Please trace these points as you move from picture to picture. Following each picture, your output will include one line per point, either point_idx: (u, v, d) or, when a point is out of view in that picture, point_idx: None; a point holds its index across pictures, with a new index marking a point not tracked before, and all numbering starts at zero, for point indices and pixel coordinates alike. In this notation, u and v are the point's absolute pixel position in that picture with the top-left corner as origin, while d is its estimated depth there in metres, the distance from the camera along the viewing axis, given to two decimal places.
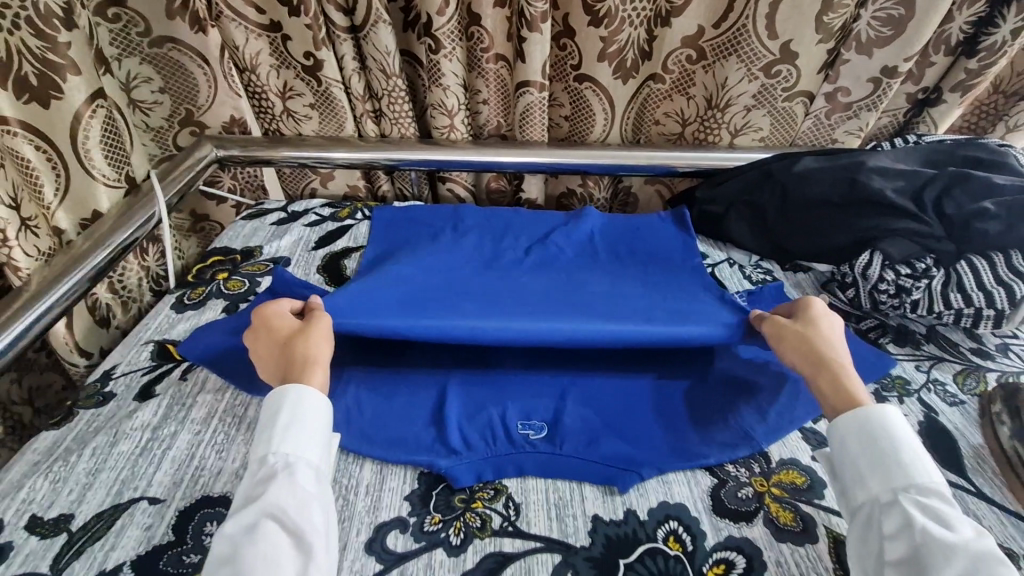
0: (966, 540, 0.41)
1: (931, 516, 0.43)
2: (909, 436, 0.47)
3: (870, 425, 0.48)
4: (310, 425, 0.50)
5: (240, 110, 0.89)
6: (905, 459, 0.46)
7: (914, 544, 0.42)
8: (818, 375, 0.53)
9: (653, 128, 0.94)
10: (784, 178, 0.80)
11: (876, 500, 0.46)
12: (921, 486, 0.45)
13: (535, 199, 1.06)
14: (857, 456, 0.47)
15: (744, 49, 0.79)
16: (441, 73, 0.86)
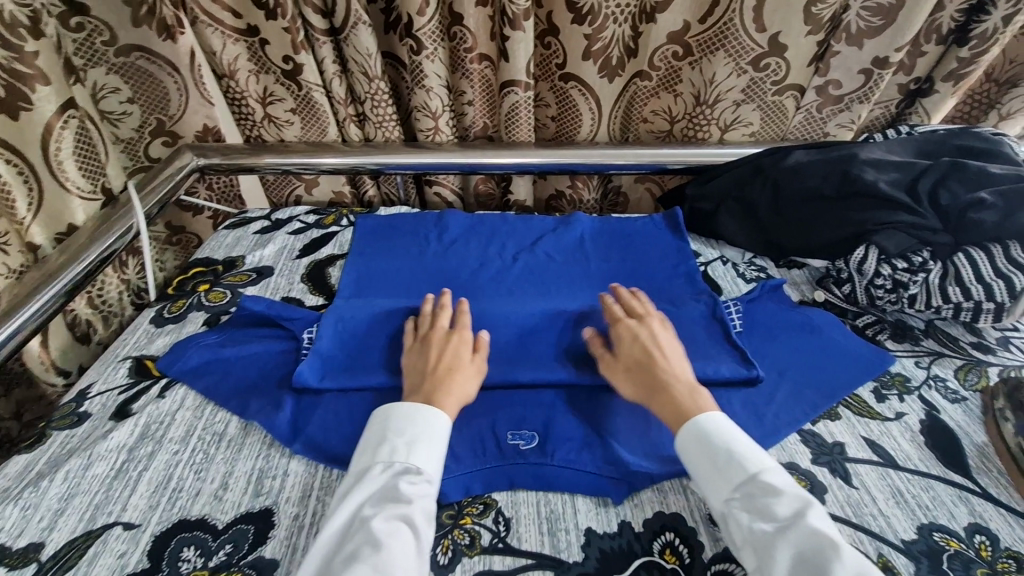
0: (791, 524, 0.43)
1: (757, 512, 0.45)
2: (728, 432, 0.51)
3: (695, 431, 0.51)
4: (440, 441, 0.52)
5: (213, 118, 0.88)
6: (730, 459, 0.49)
7: (752, 545, 0.44)
8: (652, 401, 0.55)
9: (641, 126, 0.93)
10: (775, 173, 0.79)
11: (717, 508, 0.48)
12: (748, 482, 0.47)
13: (524, 201, 1.03)
14: (694, 468, 0.50)
15: (732, 43, 0.78)
16: (423, 73, 0.85)
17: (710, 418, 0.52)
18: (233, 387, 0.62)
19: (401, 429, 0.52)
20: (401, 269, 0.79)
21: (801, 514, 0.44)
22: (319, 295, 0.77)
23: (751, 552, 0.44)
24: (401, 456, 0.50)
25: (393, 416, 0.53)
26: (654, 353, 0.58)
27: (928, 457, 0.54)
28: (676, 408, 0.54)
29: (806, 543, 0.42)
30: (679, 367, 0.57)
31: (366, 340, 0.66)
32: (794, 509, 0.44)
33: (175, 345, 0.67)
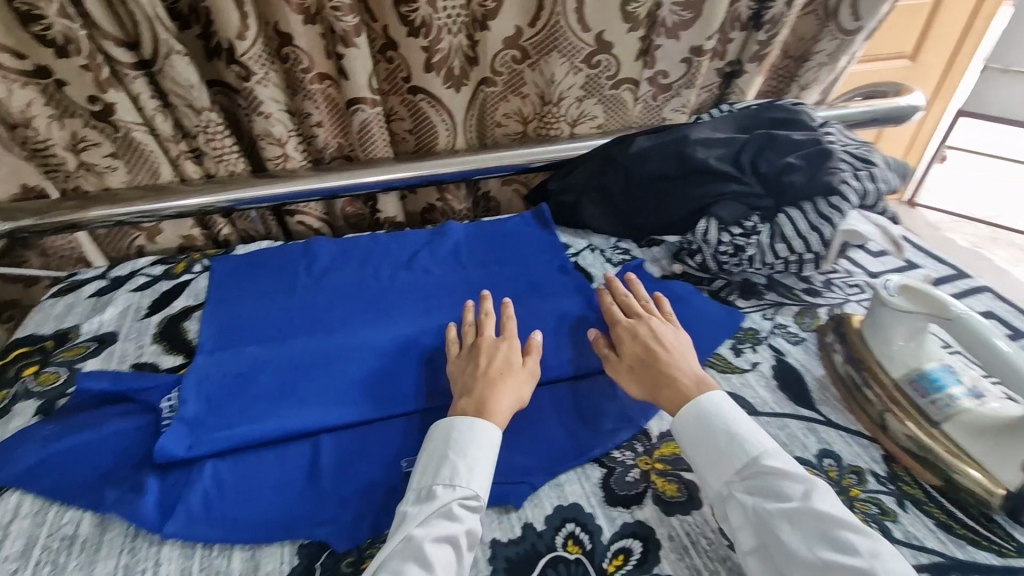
0: (797, 506, 0.45)
1: (763, 494, 0.47)
2: (728, 413, 0.52)
3: (696, 413, 0.53)
4: (489, 461, 0.51)
5: (30, 177, 0.80)
6: (737, 439, 0.50)
7: (752, 522, 0.46)
8: (658, 395, 0.57)
9: (496, 130, 0.94)
10: (623, 160, 0.84)
11: (717, 490, 0.50)
12: (750, 465, 0.49)
13: (395, 217, 1.01)
14: (695, 455, 0.51)
15: (564, 45, 0.82)
16: (258, 100, 0.80)
17: (710, 400, 0.54)
18: (84, 479, 0.54)
19: (462, 445, 0.51)
20: (267, 310, 0.74)
21: (810, 496, 0.45)
22: (177, 355, 0.70)
23: (751, 532, 0.46)
24: (454, 475, 0.49)
25: (456, 430, 0.52)
26: (657, 347, 0.60)
27: (781, 399, 0.61)
28: (675, 394, 0.56)
29: (814, 520, 0.44)
30: (679, 362, 0.59)
31: (236, 398, 0.61)
32: (800, 491, 0.46)
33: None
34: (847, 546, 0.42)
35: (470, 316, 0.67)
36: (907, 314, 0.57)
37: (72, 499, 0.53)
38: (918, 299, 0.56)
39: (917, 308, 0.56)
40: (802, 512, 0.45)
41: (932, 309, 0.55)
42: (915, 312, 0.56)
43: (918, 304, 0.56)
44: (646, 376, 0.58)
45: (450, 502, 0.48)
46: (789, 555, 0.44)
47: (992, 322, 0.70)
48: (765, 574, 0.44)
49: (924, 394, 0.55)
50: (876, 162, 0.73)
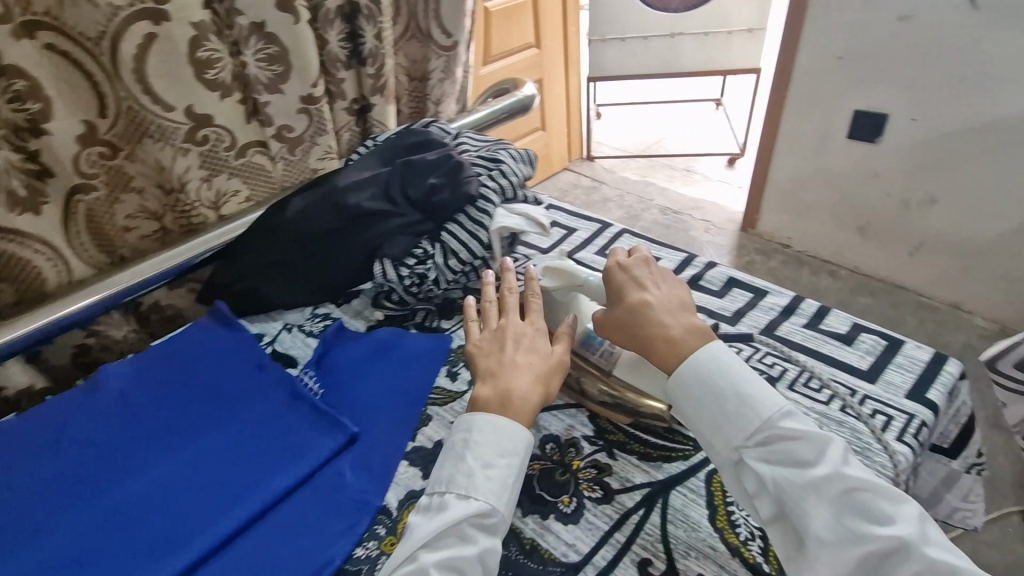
0: (822, 475, 0.45)
1: (781, 460, 0.47)
2: (733, 374, 0.51)
3: (704, 369, 0.52)
4: (512, 451, 0.51)
5: None
6: (745, 406, 0.49)
7: (777, 496, 0.47)
8: (655, 357, 0.54)
9: (127, 237, 0.79)
10: (284, 228, 0.79)
11: (728, 459, 0.50)
12: (765, 430, 0.49)
13: (31, 382, 0.78)
14: (699, 421, 0.51)
15: (152, 128, 0.72)
16: None
17: (712, 355, 0.52)
18: None
19: (484, 444, 0.51)
20: None
21: (828, 463, 0.46)
22: None
23: (772, 500, 0.48)
24: (472, 484, 0.49)
25: (482, 422, 0.52)
26: (647, 303, 0.56)
27: None
28: (665, 354, 0.54)
29: (836, 493, 0.45)
30: (668, 310, 0.56)
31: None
32: (822, 456, 0.47)
33: None
34: (866, 515, 0.44)
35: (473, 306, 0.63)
36: (560, 290, 0.66)
37: None
38: (561, 273, 0.66)
39: (562, 282, 0.66)
40: (827, 482, 0.45)
41: (571, 278, 0.65)
42: (564, 287, 0.66)
43: (562, 277, 0.66)
44: (637, 339, 0.56)
45: (470, 510, 0.48)
46: (816, 528, 0.45)
47: None
48: (790, 541, 0.47)
49: (591, 349, 0.62)
50: (502, 160, 0.82)
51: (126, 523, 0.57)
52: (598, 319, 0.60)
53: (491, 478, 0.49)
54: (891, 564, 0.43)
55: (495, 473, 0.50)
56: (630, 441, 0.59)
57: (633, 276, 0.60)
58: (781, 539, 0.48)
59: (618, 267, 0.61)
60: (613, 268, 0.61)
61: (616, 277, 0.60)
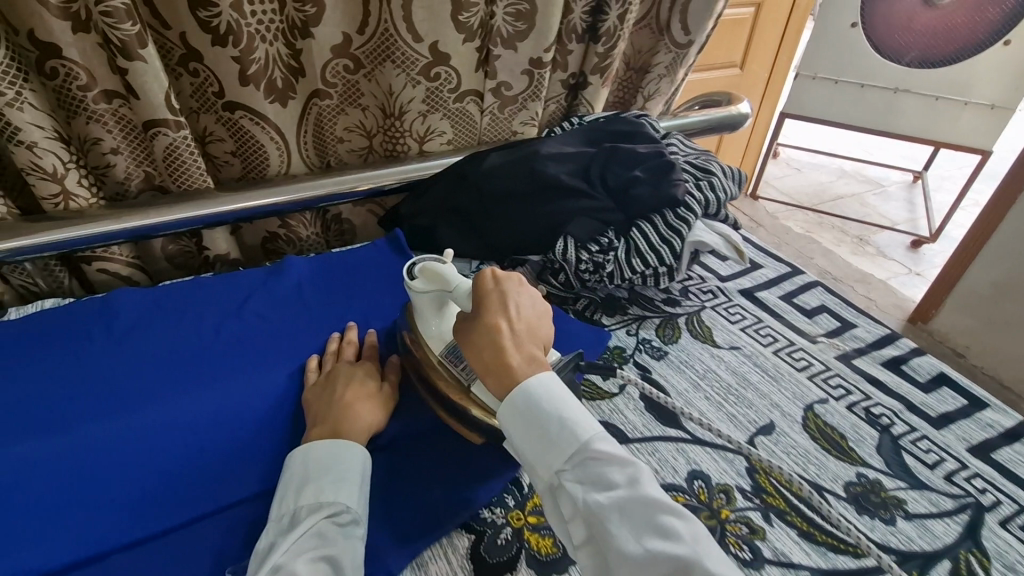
0: (625, 496, 0.43)
1: (592, 483, 0.44)
2: (557, 398, 0.47)
3: (517, 405, 0.48)
4: (352, 468, 0.52)
5: None
6: (566, 425, 0.46)
7: (586, 518, 0.43)
8: (483, 373, 0.52)
9: (339, 147, 0.85)
10: (475, 179, 0.80)
11: (545, 485, 0.47)
12: (579, 453, 0.45)
13: (227, 253, 0.86)
14: (523, 446, 0.47)
15: (397, 54, 0.75)
16: (13, 127, 0.63)
17: (540, 382, 0.49)
18: None
19: (311, 468, 0.52)
20: (48, 391, 0.62)
21: (635, 483, 0.43)
22: None
23: (582, 523, 0.44)
24: (319, 498, 0.50)
25: (318, 453, 0.53)
26: (499, 314, 0.53)
27: (649, 421, 0.60)
28: (495, 374, 0.51)
29: (639, 518, 0.42)
30: (521, 336, 0.53)
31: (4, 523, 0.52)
32: (628, 478, 0.44)
33: None
34: (666, 531, 0.41)
35: (331, 345, 0.68)
36: (428, 294, 0.61)
37: None
38: (431, 276, 0.60)
39: (430, 286, 0.60)
40: (633, 500, 0.43)
41: (441, 284, 0.59)
42: (433, 291, 0.60)
43: (431, 281, 0.60)
44: (473, 352, 0.52)
45: (330, 509, 0.49)
46: (617, 551, 0.42)
47: (825, 315, 0.75)
48: (599, 572, 0.43)
49: (456, 362, 0.59)
50: (714, 172, 0.76)
51: (281, 408, 0.64)
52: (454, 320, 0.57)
53: (341, 482, 0.51)
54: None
55: (350, 480, 0.52)
56: (790, 512, 0.53)
57: (508, 290, 0.56)
58: (591, 567, 0.44)
59: (489, 278, 0.56)
60: (485, 279, 0.56)
61: (484, 281, 0.55)
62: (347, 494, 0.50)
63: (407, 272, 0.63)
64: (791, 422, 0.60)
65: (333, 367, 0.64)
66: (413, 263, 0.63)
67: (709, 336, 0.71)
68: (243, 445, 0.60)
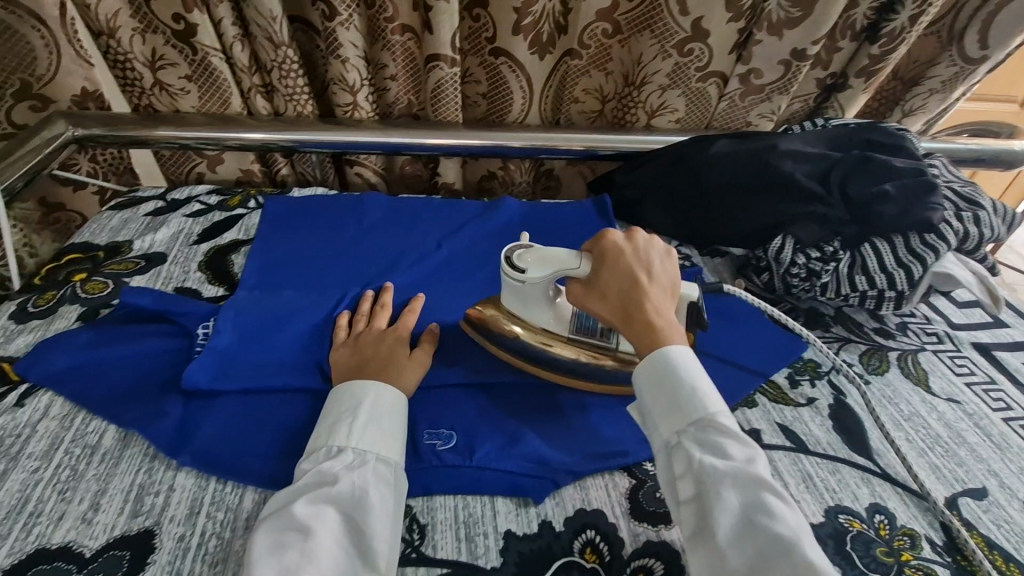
0: (739, 468, 0.43)
1: (712, 451, 0.45)
2: (694, 368, 0.49)
3: (656, 364, 0.49)
4: (376, 412, 0.50)
5: (93, 81, 0.78)
6: (696, 393, 0.47)
7: (697, 481, 0.44)
8: (629, 333, 0.52)
9: (572, 108, 0.91)
10: (697, 161, 0.79)
11: (664, 442, 0.47)
12: (705, 421, 0.46)
13: (453, 183, 0.97)
14: (650, 401, 0.49)
15: (658, 25, 0.77)
16: (338, 43, 0.77)
17: (678, 350, 0.49)
18: (105, 392, 0.55)
19: (333, 410, 0.50)
20: (311, 255, 0.74)
21: (753, 460, 0.44)
22: (218, 286, 0.70)
23: (692, 484, 0.45)
24: (337, 439, 0.48)
25: (333, 400, 0.51)
26: (636, 274, 0.52)
27: (835, 442, 0.57)
28: (643, 336, 0.51)
29: (750, 491, 0.43)
30: (655, 292, 0.53)
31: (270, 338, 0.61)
32: (745, 455, 0.44)
33: (42, 344, 0.58)
34: (776, 512, 0.41)
35: (364, 306, 0.64)
36: (543, 281, 0.56)
37: (101, 412, 0.53)
38: (541, 260, 0.56)
39: (545, 271, 0.56)
40: (746, 474, 0.43)
41: (555, 262, 0.55)
42: (550, 275, 0.56)
43: (545, 266, 0.55)
44: (613, 310, 0.53)
45: (347, 458, 0.47)
46: (724, 516, 0.42)
47: None
48: (695, 530, 0.44)
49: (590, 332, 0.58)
50: (983, 206, 0.68)
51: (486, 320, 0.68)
52: (576, 287, 0.55)
53: (361, 427, 0.48)
54: (783, 566, 0.39)
55: (374, 422, 0.49)
56: None
57: (629, 253, 0.54)
58: (691, 523, 0.44)
59: (608, 239, 0.55)
60: (605, 243, 0.54)
61: (610, 244, 0.54)
62: (366, 440, 0.48)
63: (506, 262, 0.57)
64: (1009, 498, 0.53)
65: (359, 331, 0.61)
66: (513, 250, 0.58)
67: (924, 381, 0.64)
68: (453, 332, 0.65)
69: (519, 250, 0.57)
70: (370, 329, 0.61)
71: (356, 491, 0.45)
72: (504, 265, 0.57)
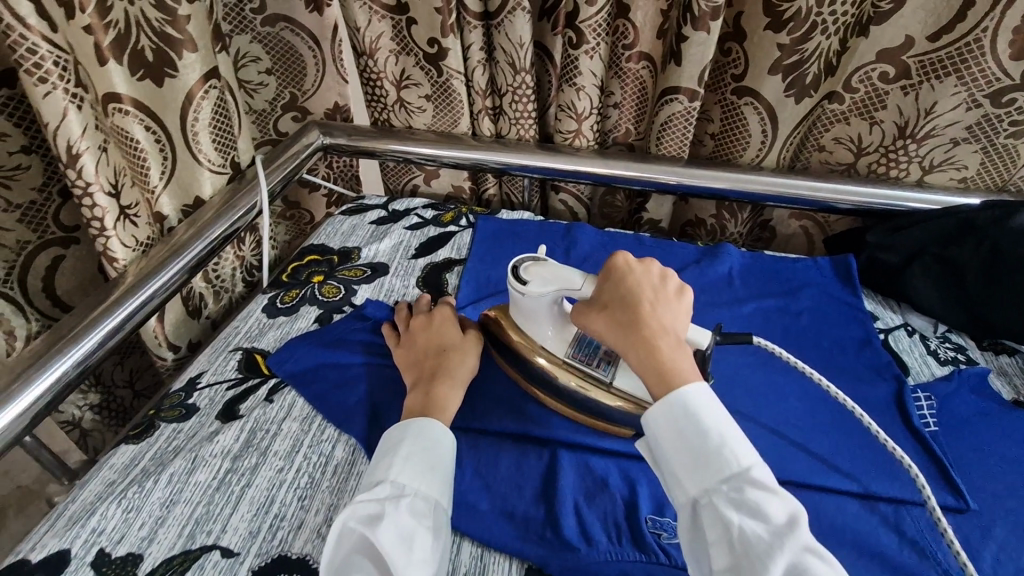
0: (780, 536, 0.36)
1: (749, 512, 0.37)
2: (719, 420, 0.41)
3: (670, 412, 0.41)
4: (425, 448, 0.48)
5: (344, 98, 0.86)
6: (723, 446, 0.40)
7: (738, 547, 0.37)
8: (634, 364, 0.44)
9: (815, 155, 0.80)
10: (996, 234, 0.63)
11: (692, 501, 0.40)
12: (738, 478, 0.39)
13: (660, 220, 0.91)
14: (673, 456, 0.41)
15: (971, 68, 0.65)
16: (578, 70, 0.75)
17: (699, 396, 0.42)
18: (333, 401, 0.57)
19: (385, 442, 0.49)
20: None
21: (794, 522, 0.37)
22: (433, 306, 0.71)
23: (730, 553, 0.38)
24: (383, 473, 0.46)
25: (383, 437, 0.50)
26: (641, 297, 0.46)
27: None
28: (655, 369, 0.43)
29: (793, 560, 0.36)
30: (664, 312, 0.46)
31: (481, 373, 0.61)
32: (781, 517, 0.37)
33: (287, 342, 0.63)
34: None
35: (403, 307, 0.65)
36: (544, 297, 0.51)
37: (335, 420, 0.56)
38: (547, 275, 0.52)
39: (549, 288, 0.51)
40: (787, 539, 0.36)
41: (561, 280, 0.51)
42: (552, 292, 0.51)
43: (549, 282, 0.51)
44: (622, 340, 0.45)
45: (387, 491, 0.45)
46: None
47: None
48: None
49: (586, 362, 0.53)
50: None
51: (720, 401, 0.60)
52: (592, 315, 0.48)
53: (396, 459, 0.47)
54: None
55: (417, 455, 0.47)
56: None
57: (641, 273, 0.48)
58: None
59: (620, 257, 0.49)
60: (616, 261, 0.49)
61: (615, 266, 0.48)
62: (408, 472, 0.45)
63: (512, 276, 0.53)
64: None
65: (409, 324, 0.62)
66: (516, 267, 0.53)
67: None
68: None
69: (526, 263, 0.53)
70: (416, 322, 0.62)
71: (392, 527, 0.42)
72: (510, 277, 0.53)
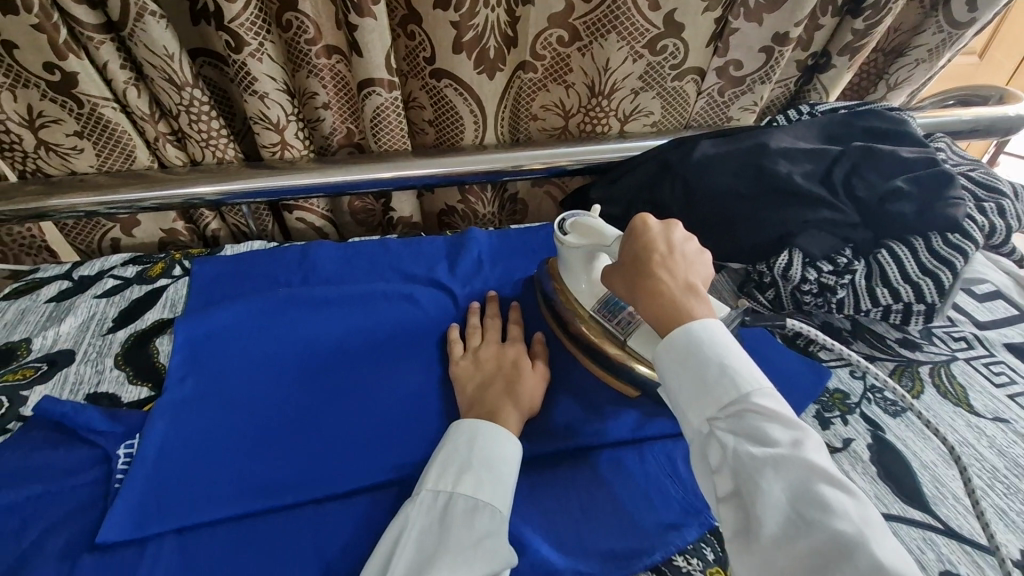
0: (785, 453, 0.37)
1: (749, 436, 0.39)
2: (722, 348, 0.43)
3: (676, 344, 0.44)
4: (501, 463, 0.48)
5: None
6: (727, 371, 0.41)
7: (736, 467, 0.38)
8: (640, 308, 0.48)
9: (532, 124, 0.82)
10: (682, 169, 0.69)
11: (696, 431, 0.42)
12: (739, 405, 0.40)
13: (410, 218, 0.87)
14: (676, 387, 0.43)
15: (623, 24, 0.68)
16: (251, 77, 0.66)
17: (706, 333, 0.43)
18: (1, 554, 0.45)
19: (455, 453, 0.49)
20: (251, 329, 0.63)
21: (798, 445, 0.37)
22: (143, 386, 0.58)
23: (731, 475, 0.39)
24: (451, 488, 0.47)
25: (447, 444, 0.50)
26: (652, 248, 0.49)
27: (884, 493, 0.49)
28: (661, 312, 0.46)
29: (796, 480, 0.36)
30: (673, 262, 0.48)
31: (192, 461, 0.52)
32: (791, 441, 0.38)
33: None
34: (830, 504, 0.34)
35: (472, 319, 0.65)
36: (580, 250, 0.58)
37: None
38: (584, 230, 0.58)
39: (586, 242, 0.57)
40: (792, 462, 0.37)
41: (598, 238, 0.56)
42: (588, 247, 0.57)
43: (586, 237, 0.58)
44: (634, 284, 0.48)
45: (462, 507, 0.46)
46: (765, 512, 0.36)
47: None
48: (740, 526, 0.37)
49: (610, 316, 0.58)
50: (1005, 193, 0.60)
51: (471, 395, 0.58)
52: (618, 269, 0.51)
53: (478, 474, 0.47)
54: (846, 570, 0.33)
55: (487, 472, 0.48)
56: None
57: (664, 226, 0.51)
58: (733, 524, 0.38)
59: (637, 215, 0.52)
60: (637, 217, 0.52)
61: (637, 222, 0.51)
62: (480, 489, 0.47)
63: (558, 229, 0.61)
64: None
65: (479, 345, 0.61)
66: (564, 220, 0.61)
67: (965, 400, 0.57)
68: (425, 415, 0.57)
69: (571, 218, 0.60)
70: (488, 342, 0.61)
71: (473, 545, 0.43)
72: (556, 229, 0.61)
